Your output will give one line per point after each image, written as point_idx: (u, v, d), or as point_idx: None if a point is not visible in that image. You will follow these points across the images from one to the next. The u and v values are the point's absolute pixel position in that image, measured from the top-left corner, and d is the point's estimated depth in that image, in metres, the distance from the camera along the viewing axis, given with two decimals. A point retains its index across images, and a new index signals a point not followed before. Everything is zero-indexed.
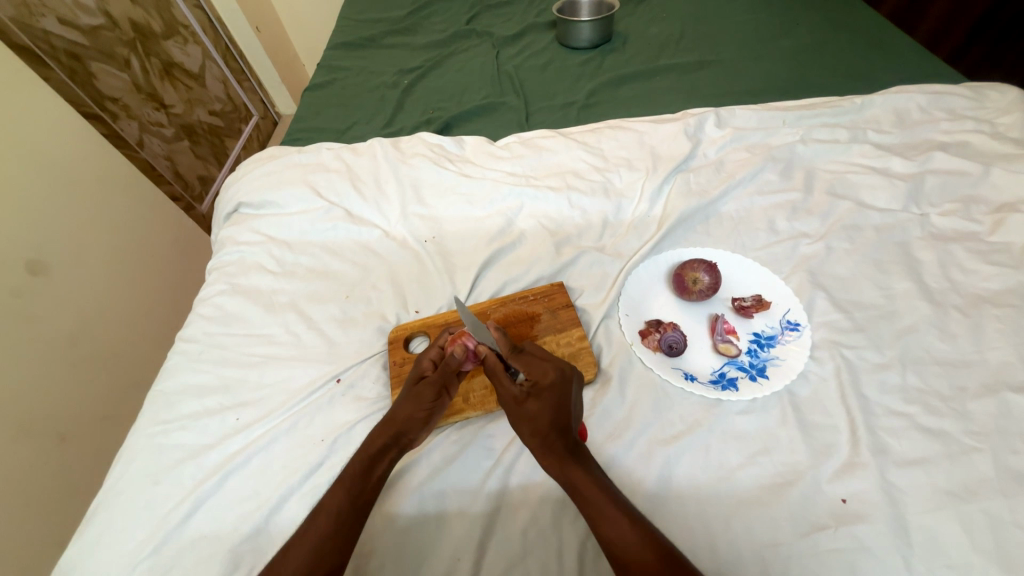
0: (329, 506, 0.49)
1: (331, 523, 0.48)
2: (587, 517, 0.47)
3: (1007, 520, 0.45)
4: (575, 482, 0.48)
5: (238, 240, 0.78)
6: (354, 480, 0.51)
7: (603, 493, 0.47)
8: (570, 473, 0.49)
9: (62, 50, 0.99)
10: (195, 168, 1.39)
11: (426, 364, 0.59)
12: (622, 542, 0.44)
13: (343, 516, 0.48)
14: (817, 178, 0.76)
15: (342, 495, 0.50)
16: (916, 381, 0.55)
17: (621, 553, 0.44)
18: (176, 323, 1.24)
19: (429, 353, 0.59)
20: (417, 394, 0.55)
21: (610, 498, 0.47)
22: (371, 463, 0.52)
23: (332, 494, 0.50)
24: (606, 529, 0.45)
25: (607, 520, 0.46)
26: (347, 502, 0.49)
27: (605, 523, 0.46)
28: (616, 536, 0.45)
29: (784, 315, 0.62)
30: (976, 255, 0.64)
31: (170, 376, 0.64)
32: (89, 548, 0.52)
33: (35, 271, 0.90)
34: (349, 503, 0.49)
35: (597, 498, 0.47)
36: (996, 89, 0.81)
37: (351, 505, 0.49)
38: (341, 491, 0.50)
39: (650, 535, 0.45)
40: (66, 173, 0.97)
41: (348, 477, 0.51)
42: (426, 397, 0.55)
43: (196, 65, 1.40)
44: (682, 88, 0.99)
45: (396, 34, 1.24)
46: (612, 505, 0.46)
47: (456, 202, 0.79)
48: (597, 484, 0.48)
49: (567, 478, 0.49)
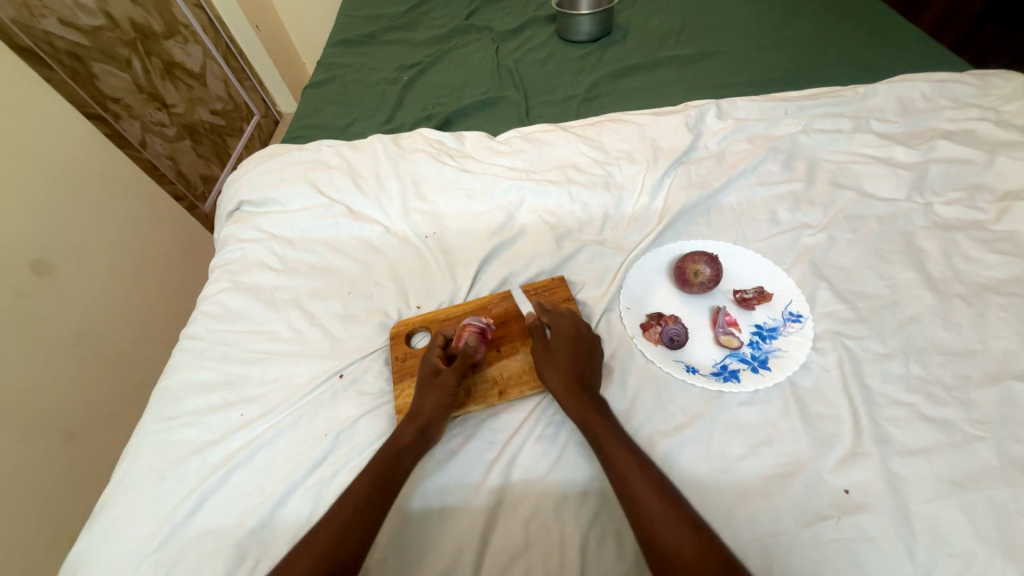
0: (356, 494, 0.49)
1: (354, 513, 0.48)
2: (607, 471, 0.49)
3: (1011, 508, 0.45)
4: (599, 439, 0.51)
5: (240, 238, 0.79)
6: (382, 469, 0.51)
7: (624, 452, 0.50)
8: (596, 431, 0.52)
9: (64, 51, 0.99)
10: (197, 167, 1.39)
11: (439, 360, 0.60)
12: (639, 495, 0.46)
13: (366, 506, 0.49)
14: (819, 169, 0.75)
15: (369, 484, 0.50)
16: (920, 371, 0.54)
17: (638, 504, 0.46)
18: (181, 321, 1.24)
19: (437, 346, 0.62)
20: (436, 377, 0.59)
21: (632, 456, 0.49)
22: (398, 453, 0.52)
23: (361, 480, 0.51)
24: (626, 483, 0.47)
25: (628, 475, 0.48)
26: (374, 494, 0.50)
27: (624, 477, 0.48)
28: (636, 492, 0.47)
29: (785, 306, 0.62)
30: (980, 244, 0.64)
31: (175, 372, 0.65)
32: (99, 540, 0.53)
33: (39, 271, 0.90)
34: (375, 493, 0.50)
35: (620, 456, 0.49)
36: (1001, 76, 0.81)
37: (375, 495, 0.50)
38: (367, 481, 0.50)
39: (668, 492, 0.47)
40: (68, 173, 0.98)
41: (376, 466, 0.52)
42: (449, 384, 0.58)
43: (197, 65, 1.40)
44: (683, 80, 0.98)
45: (396, 31, 1.24)
46: (635, 461, 0.49)
47: (457, 198, 0.79)
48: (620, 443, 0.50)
49: (592, 437, 0.51)
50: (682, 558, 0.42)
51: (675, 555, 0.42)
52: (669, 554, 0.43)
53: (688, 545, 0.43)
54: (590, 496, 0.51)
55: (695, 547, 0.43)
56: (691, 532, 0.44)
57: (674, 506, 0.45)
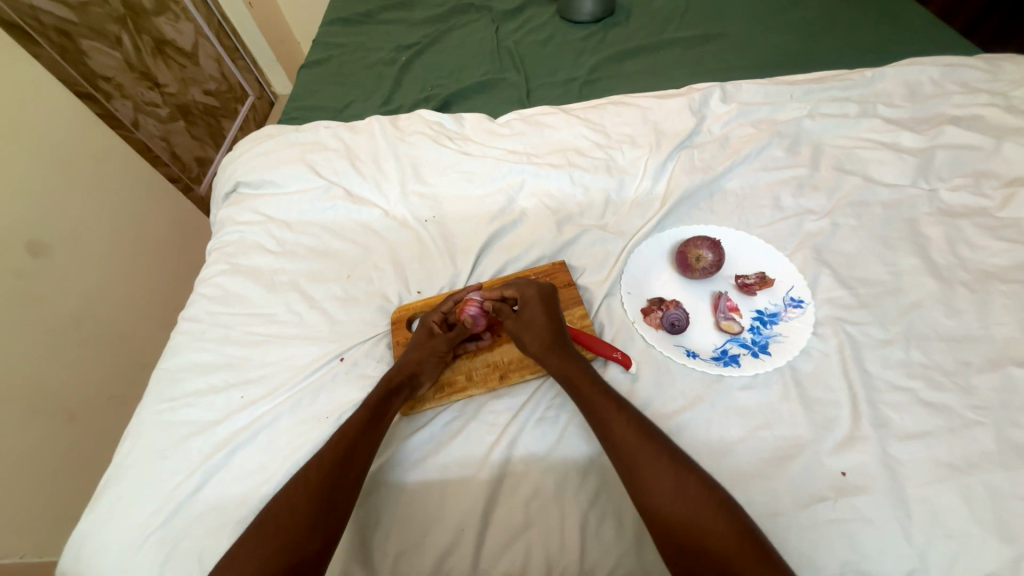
0: (353, 425, 0.52)
1: (352, 440, 0.51)
2: (594, 426, 0.50)
3: (1007, 491, 0.45)
4: (586, 396, 0.51)
5: (237, 220, 0.78)
6: (377, 402, 0.54)
7: (613, 406, 0.50)
8: (582, 387, 0.52)
9: (51, 27, 0.96)
10: (192, 148, 1.37)
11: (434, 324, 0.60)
12: (627, 448, 0.47)
13: (362, 436, 0.51)
14: (824, 154, 0.74)
15: (364, 417, 0.53)
16: (920, 356, 0.54)
17: (625, 458, 0.47)
18: (179, 304, 1.24)
19: (433, 317, 0.61)
20: (427, 334, 0.60)
21: (620, 410, 0.50)
22: (391, 391, 0.55)
23: (357, 414, 0.53)
24: (613, 437, 0.48)
25: (615, 429, 0.48)
26: (368, 423, 0.52)
27: (614, 434, 0.48)
28: (624, 446, 0.47)
29: (787, 292, 0.62)
30: (984, 231, 0.63)
31: (174, 354, 0.64)
32: (101, 519, 0.53)
33: (35, 251, 0.89)
34: (370, 424, 0.52)
35: (607, 412, 0.50)
36: (1011, 61, 0.79)
37: (371, 428, 0.52)
38: (363, 415, 0.53)
39: (657, 442, 0.47)
40: (63, 152, 0.96)
41: (372, 401, 0.54)
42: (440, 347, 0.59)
43: (189, 43, 1.37)
44: (688, 62, 0.96)
45: (394, 9, 1.21)
46: (622, 415, 0.49)
47: (457, 180, 0.78)
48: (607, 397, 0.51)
49: (579, 393, 0.52)
50: (667, 507, 0.43)
51: (659, 505, 0.44)
52: (654, 502, 0.44)
53: (674, 494, 0.44)
54: (590, 476, 0.52)
55: (681, 496, 0.43)
56: (677, 482, 0.44)
57: (664, 457, 0.46)
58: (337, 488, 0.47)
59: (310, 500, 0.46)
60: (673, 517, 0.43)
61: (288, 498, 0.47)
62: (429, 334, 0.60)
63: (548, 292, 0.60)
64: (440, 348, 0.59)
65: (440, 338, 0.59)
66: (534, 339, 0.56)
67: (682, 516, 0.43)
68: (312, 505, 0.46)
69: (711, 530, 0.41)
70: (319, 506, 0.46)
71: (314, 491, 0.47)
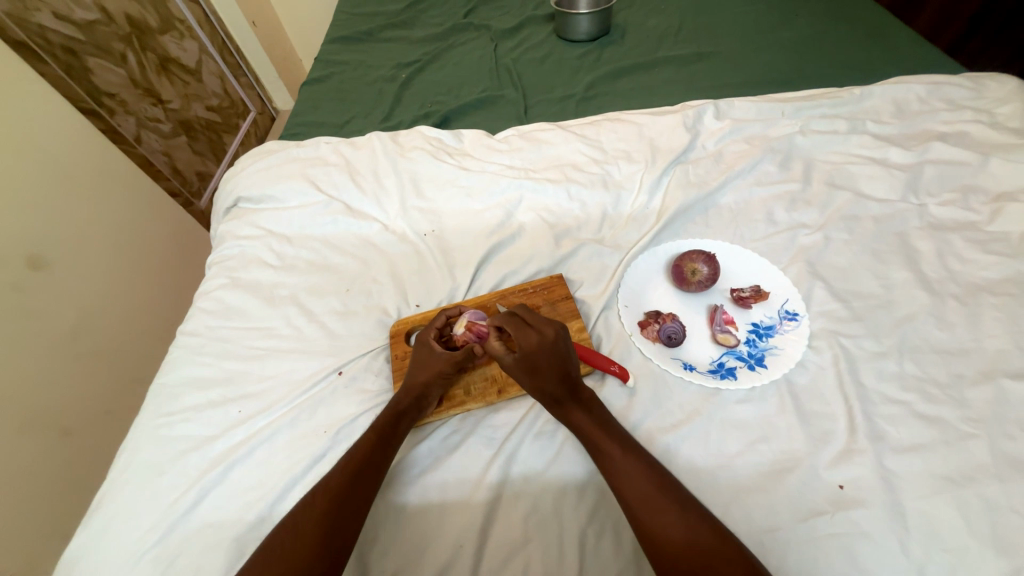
0: (362, 448, 0.52)
1: (361, 464, 0.50)
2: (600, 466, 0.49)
3: (1003, 504, 0.45)
4: (588, 432, 0.50)
5: (238, 234, 0.78)
6: (387, 426, 0.54)
7: (614, 442, 0.49)
8: (585, 424, 0.51)
9: (58, 45, 0.98)
10: (193, 163, 1.39)
11: (433, 345, 0.60)
12: (631, 488, 0.46)
13: (371, 460, 0.51)
14: (816, 170, 0.76)
15: (374, 441, 0.52)
16: (914, 369, 0.55)
17: (630, 496, 0.46)
18: (177, 319, 1.24)
19: (427, 335, 0.61)
20: (427, 353, 0.59)
21: (622, 447, 0.49)
22: (399, 415, 0.55)
23: (365, 437, 0.53)
24: (617, 476, 0.47)
25: (619, 470, 0.47)
26: (377, 447, 0.52)
27: (620, 473, 0.47)
28: (626, 488, 0.46)
29: (782, 305, 0.63)
30: (973, 245, 0.64)
31: (172, 368, 0.65)
32: (95, 537, 0.52)
33: (34, 265, 0.90)
34: (377, 447, 0.52)
35: (610, 449, 0.49)
36: (994, 79, 0.81)
37: (380, 451, 0.52)
38: (371, 438, 0.53)
39: (661, 479, 0.47)
40: (64, 167, 0.97)
41: (381, 424, 0.54)
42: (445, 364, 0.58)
43: (192, 61, 1.39)
44: (681, 80, 0.98)
45: (394, 28, 1.23)
46: (626, 454, 0.48)
47: (456, 195, 0.79)
48: (608, 433, 0.50)
49: (584, 433, 0.51)
50: (674, 544, 0.43)
51: (669, 544, 0.43)
52: (663, 543, 0.43)
53: (682, 529, 0.43)
54: (588, 491, 0.52)
55: (687, 530, 0.43)
56: (683, 518, 0.44)
57: (668, 494, 0.45)
58: (345, 511, 0.47)
59: (317, 522, 0.46)
60: (682, 555, 0.42)
61: (296, 522, 0.46)
62: (430, 356, 0.59)
63: (558, 334, 0.55)
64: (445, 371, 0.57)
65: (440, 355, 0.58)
66: (541, 381, 0.53)
67: (690, 551, 0.42)
68: (321, 529, 0.46)
69: (720, 560, 0.41)
70: (325, 532, 0.46)
71: (322, 517, 0.46)
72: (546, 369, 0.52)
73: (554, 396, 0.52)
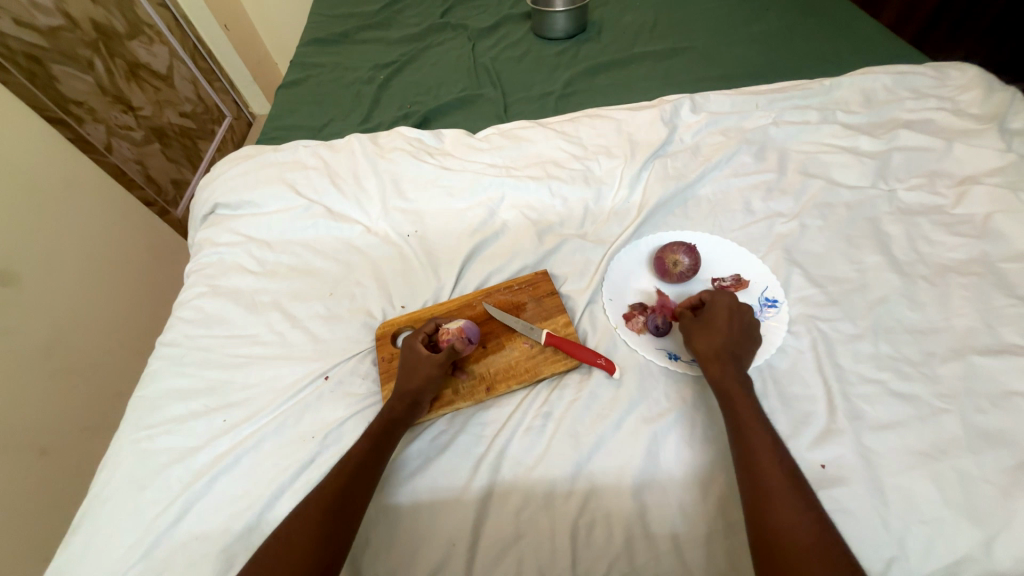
0: (354, 456, 0.51)
1: (355, 472, 0.50)
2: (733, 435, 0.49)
3: (975, 475, 0.47)
4: (730, 394, 0.51)
5: (217, 241, 0.77)
6: (380, 432, 0.53)
7: (758, 418, 0.49)
8: (732, 388, 0.51)
9: (20, 53, 0.95)
10: (168, 171, 1.35)
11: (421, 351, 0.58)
12: (759, 453, 0.46)
13: (365, 467, 0.50)
14: (790, 159, 0.78)
15: (367, 448, 0.52)
16: (888, 349, 0.57)
17: (755, 457, 0.46)
18: (155, 330, 1.21)
19: (415, 341, 0.59)
20: (416, 358, 0.58)
21: (764, 424, 0.48)
22: (392, 421, 0.54)
23: (359, 444, 0.52)
24: (750, 437, 0.48)
25: (753, 436, 0.48)
26: (370, 453, 0.51)
27: (756, 449, 0.47)
28: (755, 452, 0.47)
29: (762, 292, 0.64)
30: (941, 227, 0.67)
31: (152, 380, 0.63)
32: (76, 558, 0.51)
33: (5, 281, 0.87)
34: (372, 454, 0.51)
35: (750, 416, 0.49)
36: (956, 68, 0.84)
37: (374, 457, 0.51)
38: (366, 444, 0.52)
39: (792, 472, 0.45)
40: (31, 179, 0.94)
41: (374, 431, 0.53)
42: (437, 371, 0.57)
43: (163, 66, 1.36)
44: (657, 75, 1.00)
45: (370, 29, 1.22)
46: (767, 433, 0.48)
47: (437, 195, 0.79)
48: (755, 409, 0.50)
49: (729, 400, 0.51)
50: (787, 532, 0.42)
51: (777, 521, 0.42)
52: (769, 511, 0.43)
53: (800, 521, 0.42)
54: (579, 484, 0.52)
55: (798, 519, 0.42)
56: (805, 514, 0.42)
57: (794, 485, 0.44)
58: (340, 520, 0.47)
59: (312, 535, 0.45)
60: (793, 545, 0.41)
61: (289, 533, 0.46)
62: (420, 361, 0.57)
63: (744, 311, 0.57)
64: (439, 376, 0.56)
65: (425, 358, 0.57)
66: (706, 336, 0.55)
67: (792, 531, 0.42)
68: (315, 540, 0.45)
69: (811, 555, 0.40)
70: (320, 543, 0.45)
71: (315, 527, 0.46)
72: (720, 327, 0.55)
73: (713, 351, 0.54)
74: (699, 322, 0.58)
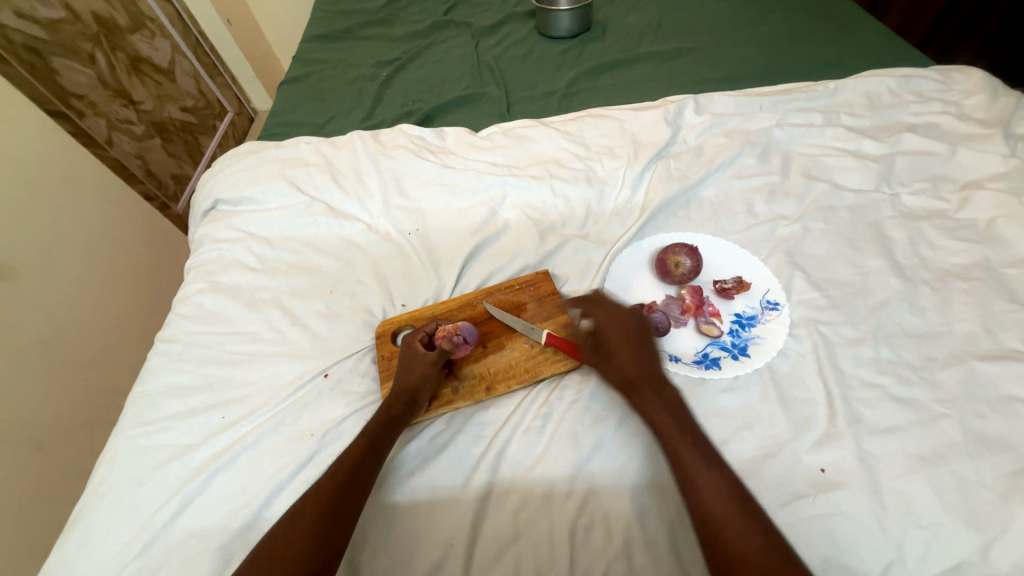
0: (351, 454, 0.51)
1: (351, 470, 0.50)
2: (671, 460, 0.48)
3: (975, 480, 0.47)
4: (655, 417, 0.51)
5: (217, 237, 0.77)
6: (377, 430, 0.53)
7: (686, 438, 0.48)
8: (654, 411, 0.51)
9: (21, 45, 0.95)
10: (168, 166, 1.35)
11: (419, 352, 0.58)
12: (701, 478, 0.45)
13: (361, 465, 0.50)
14: (793, 162, 0.77)
15: (364, 446, 0.52)
16: (889, 354, 0.57)
17: (698, 485, 0.45)
18: (154, 325, 1.21)
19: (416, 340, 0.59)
20: (416, 358, 0.58)
21: (694, 441, 0.48)
22: (390, 419, 0.54)
23: (356, 442, 0.52)
24: (688, 464, 0.47)
25: (689, 460, 0.47)
26: (367, 451, 0.51)
27: (695, 471, 0.46)
28: (696, 478, 0.46)
29: (763, 295, 0.64)
30: (943, 232, 0.66)
31: (151, 376, 0.63)
32: (73, 553, 0.51)
33: (3, 275, 0.87)
34: (370, 453, 0.51)
35: (681, 438, 0.48)
36: (961, 72, 0.84)
37: (371, 455, 0.51)
38: (363, 443, 0.52)
39: (733, 487, 0.45)
40: (31, 172, 0.94)
41: (371, 429, 0.53)
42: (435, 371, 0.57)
43: (165, 60, 1.36)
44: (661, 75, 0.99)
45: (373, 26, 1.22)
46: (701, 451, 0.47)
47: (438, 193, 0.78)
48: (683, 431, 0.49)
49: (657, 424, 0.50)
50: (743, 554, 0.41)
51: (731, 543, 0.42)
52: (723, 535, 0.42)
53: (749, 538, 0.42)
54: (578, 485, 0.52)
55: (754, 542, 0.42)
56: (753, 529, 0.42)
57: (740, 503, 0.44)
58: (337, 519, 0.47)
59: (307, 535, 0.45)
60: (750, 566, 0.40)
61: (285, 532, 0.46)
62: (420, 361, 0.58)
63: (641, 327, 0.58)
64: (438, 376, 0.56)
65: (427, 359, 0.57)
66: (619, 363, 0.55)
67: (752, 554, 0.41)
68: (311, 539, 0.45)
69: (777, 575, 0.40)
70: (317, 541, 0.45)
71: (312, 526, 0.46)
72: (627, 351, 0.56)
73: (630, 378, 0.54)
74: (597, 346, 0.58)
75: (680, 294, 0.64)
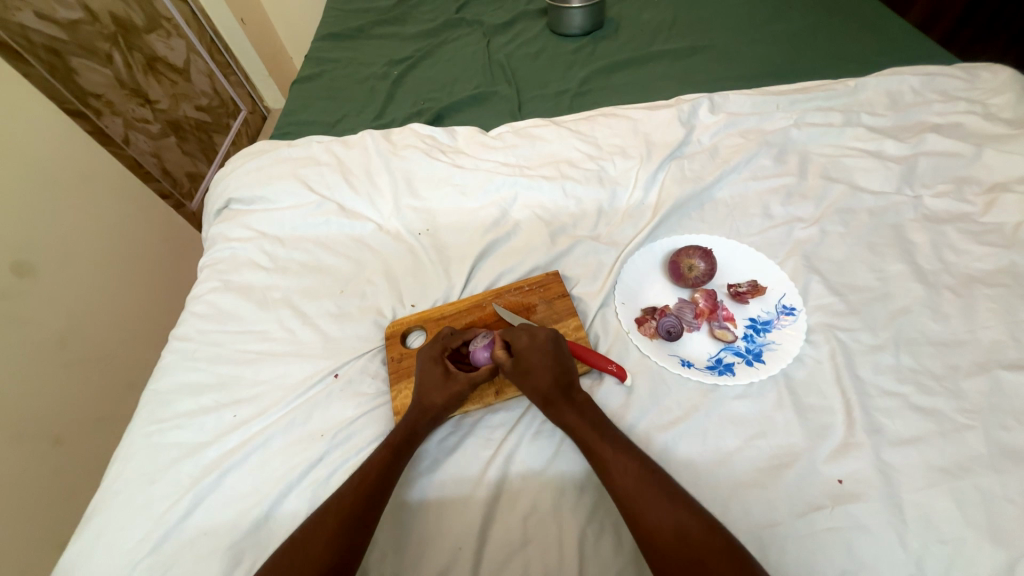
0: (375, 464, 0.51)
1: (376, 482, 0.50)
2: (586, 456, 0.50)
3: (1000, 494, 0.46)
4: (577, 430, 0.51)
5: (229, 236, 0.77)
6: (400, 442, 0.53)
7: (595, 432, 0.50)
8: (576, 423, 0.51)
9: (40, 46, 0.97)
10: (183, 164, 1.37)
11: (424, 364, 0.59)
12: (627, 484, 0.46)
13: (384, 474, 0.50)
14: (811, 163, 0.76)
15: (387, 457, 0.52)
16: (910, 362, 0.55)
17: (628, 492, 0.46)
18: (169, 321, 1.23)
19: (426, 351, 0.60)
20: (430, 371, 0.58)
21: (616, 448, 0.49)
22: (413, 430, 0.54)
23: (378, 453, 0.52)
24: (613, 475, 0.47)
25: (615, 471, 0.47)
26: (391, 462, 0.51)
27: (609, 465, 0.48)
28: (624, 486, 0.46)
29: (779, 299, 0.62)
30: (968, 236, 0.64)
31: (165, 374, 0.64)
32: (88, 548, 0.52)
33: (21, 272, 0.88)
34: (391, 462, 0.51)
35: (606, 450, 0.49)
36: (988, 70, 0.81)
37: (393, 465, 0.51)
38: (386, 453, 0.52)
39: (649, 469, 0.47)
40: (50, 171, 0.95)
41: (394, 441, 0.53)
42: (448, 382, 0.56)
43: (180, 60, 1.37)
44: (676, 74, 0.98)
45: (385, 25, 1.22)
46: (611, 442, 0.49)
47: (448, 193, 0.78)
48: (594, 426, 0.51)
49: (571, 429, 0.51)
50: (662, 535, 0.43)
51: (648, 523, 0.44)
52: (644, 516, 0.44)
53: (667, 516, 0.44)
54: (587, 490, 0.51)
55: (669, 513, 0.44)
56: (670, 505, 0.44)
57: (657, 485, 0.46)
58: (358, 527, 0.47)
59: (328, 543, 0.45)
60: (669, 545, 0.42)
61: (307, 543, 0.46)
62: (431, 371, 0.58)
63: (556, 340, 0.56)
64: (456, 389, 0.56)
65: (439, 373, 0.57)
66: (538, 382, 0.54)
67: (683, 548, 0.42)
68: (329, 547, 0.45)
69: (697, 548, 0.42)
70: (339, 552, 0.45)
71: (333, 535, 0.46)
72: (543, 369, 0.54)
73: (549, 395, 0.53)
74: (517, 363, 0.55)
75: (694, 298, 0.64)
